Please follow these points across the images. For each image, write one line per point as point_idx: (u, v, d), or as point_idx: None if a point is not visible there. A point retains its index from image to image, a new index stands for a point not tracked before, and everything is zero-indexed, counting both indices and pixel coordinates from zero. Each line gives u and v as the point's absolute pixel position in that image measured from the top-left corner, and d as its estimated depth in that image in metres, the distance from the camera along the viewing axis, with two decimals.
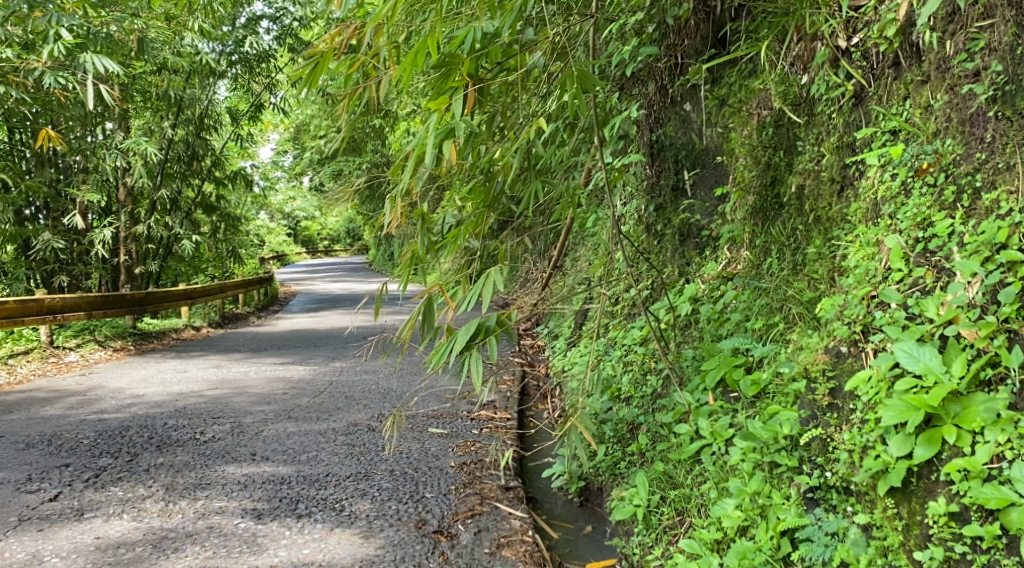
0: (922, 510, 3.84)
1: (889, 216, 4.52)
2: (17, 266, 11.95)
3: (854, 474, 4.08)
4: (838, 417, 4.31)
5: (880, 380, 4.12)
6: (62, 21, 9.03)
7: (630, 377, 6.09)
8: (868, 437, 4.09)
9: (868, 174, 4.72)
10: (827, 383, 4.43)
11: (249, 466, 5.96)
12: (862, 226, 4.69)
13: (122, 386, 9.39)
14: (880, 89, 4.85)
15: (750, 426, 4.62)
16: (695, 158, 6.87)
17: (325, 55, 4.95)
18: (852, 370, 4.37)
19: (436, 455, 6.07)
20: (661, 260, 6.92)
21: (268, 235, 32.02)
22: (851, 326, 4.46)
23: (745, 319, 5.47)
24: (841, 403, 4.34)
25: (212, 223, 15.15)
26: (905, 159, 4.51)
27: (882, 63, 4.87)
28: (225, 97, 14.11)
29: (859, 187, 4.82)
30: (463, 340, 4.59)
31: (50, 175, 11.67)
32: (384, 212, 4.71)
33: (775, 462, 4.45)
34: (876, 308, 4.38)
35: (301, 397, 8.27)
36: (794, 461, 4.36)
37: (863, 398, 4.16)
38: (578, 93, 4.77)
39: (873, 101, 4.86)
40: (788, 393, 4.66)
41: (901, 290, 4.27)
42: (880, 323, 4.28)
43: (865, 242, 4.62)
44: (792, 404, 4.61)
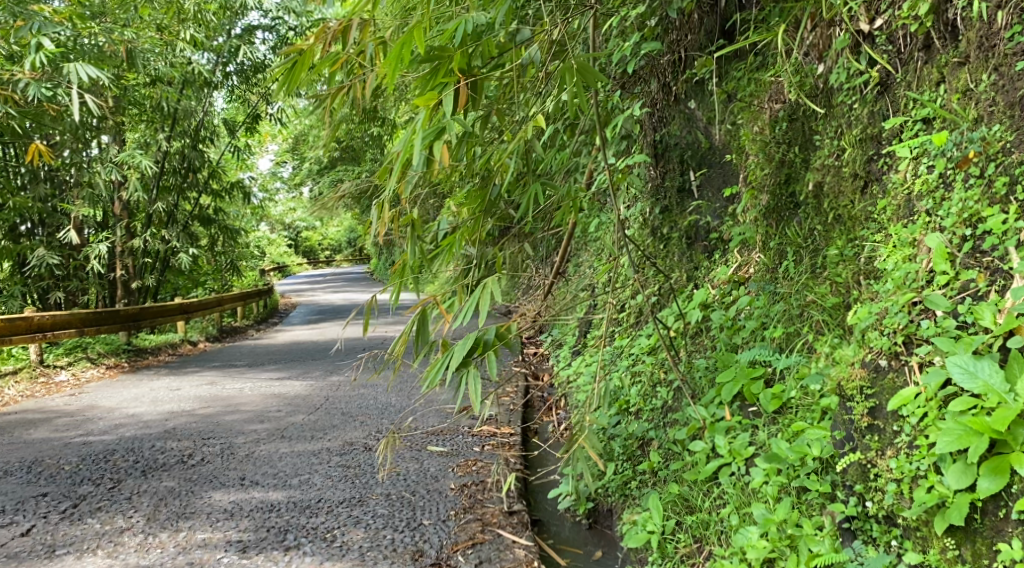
0: (990, 553, 3.51)
1: (927, 213, 4.21)
2: (12, 283, 11.65)
3: (904, 508, 3.75)
4: (879, 440, 3.97)
5: (930, 399, 3.80)
6: (42, 30, 8.68)
7: (640, 389, 5.76)
8: (918, 465, 3.75)
9: (900, 168, 4.42)
10: (867, 402, 4.07)
11: (237, 491, 5.64)
12: (894, 225, 4.38)
13: (112, 407, 9.03)
14: (909, 74, 4.54)
15: (774, 446, 4.28)
16: (702, 157, 6.54)
17: (305, 54, 4.52)
18: (893, 387, 4.01)
19: (434, 476, 5.74)
20: (669, 266, 6.57)
21: (268, 245, 31.66)
22: (889, 335, 4.11)
23: (761, 327, 5.14)
24: (882, 424, 3.98)
25: (209, 234, 14.77)
26: (947, 148, 4.19)
27: (911, 46, 4.56)
28: (221, 108, 13.74)
29: (887, 182, 4.51)
30: (460, 356, 4.27)
31: (44, 192, 11.25)
32: (369, 220, 4.45)
33: (804, 486, 4.13)
34: (921, 317, 4.03)
35: (297, 414, 7.93)
36: (826, 486, 4.04)
37: (911, 420, 3.82)
38: (579, 89, 4.43)
39: (902, 88, 4.55)
40: (814, 409, 4.33)
41: (948, 296, 3.95)
42: (928, 334, 3.93)
43: (898, 243, 4.30)
44: (820, 421, 4.28)
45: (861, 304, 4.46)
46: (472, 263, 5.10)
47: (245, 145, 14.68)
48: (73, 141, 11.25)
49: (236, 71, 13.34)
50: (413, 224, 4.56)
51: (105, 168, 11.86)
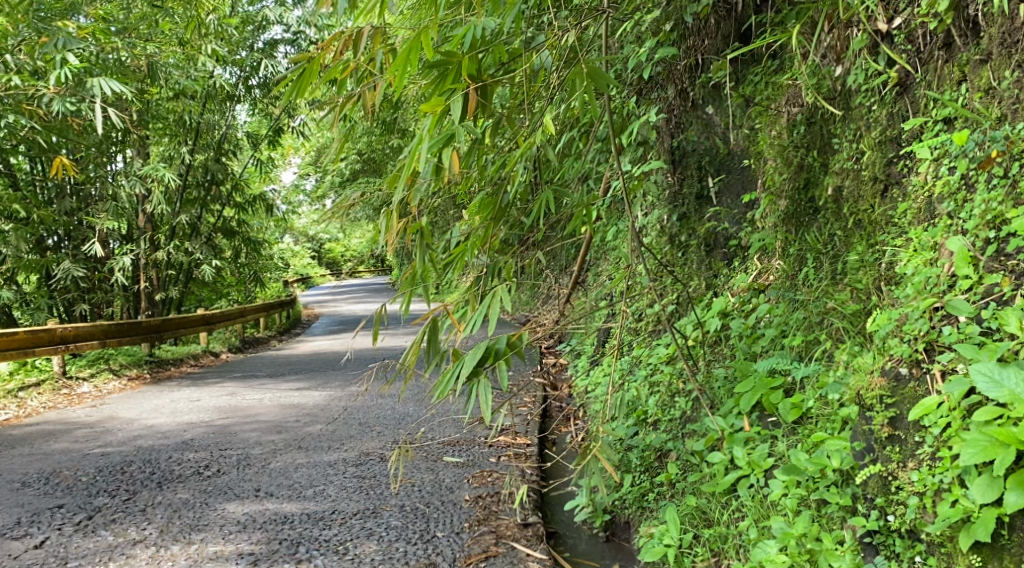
0: None
1: (949, 216, 4.10)
2: (40, 295, 11.69)
3: (927, 524, 3.64)
4: (900, 451, 3.85)
5: (953, 409, 3.70)
6: (67, 46, 8.79)
7: (658, 400, 5.68)
8: (942, 479, 3.64)
9: (920, 170, 4.31)
10: (886, 412, 3.95)
11: (251, 502, 5.59)
12: (915, 228, 4.27)
13: (132, 418, 9.01)
14: (929, 73, 4.42)
15: (793, 457, 4.16)
16: (720, 163, 6.48)
17: (313, 61, 4.57)
18: (915, 396, 3.90)
19: (450, 487, 5.67)
20: (687, 273, 6.48)
21: (293, 257, 31.74)
22: (909, 343, 4.01)
23: (781, 335, 5.03)
24: (903, 435, 3.87)
25: (233, 246, 14.68)
26: (969, 148, 4.06)
27: (931, 45, 4.43)
28: (245, 121, 13.75)
29: (908, 184, 4.41)
30: (470, 365, 4.21)
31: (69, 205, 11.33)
32: (379, 227, 4.42)
33: (824, 499, 4.02)
34: (942, 323, 3.92)
35: (314, 424, 7.88)
36: (847, 500, 3.93)
37: (933, 431, 3.72)
38: (590, 94, 4.34)
39: (923, 88, 4.44)
40: (835, 419, 4.22)
41: (972, 301, 3.84)
42: (950, 341, 3.83)
43: (919, 247, 4.20)
44: (841, 431, 4.16)
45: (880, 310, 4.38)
46: (484, 271, 5.04)
47: (268, 157, 14.70)
48: (98, 154, 11.31)
49: (259, 85, 13.16)
50: (422, 232, 4.51)
51: (129, 181, 11.90)
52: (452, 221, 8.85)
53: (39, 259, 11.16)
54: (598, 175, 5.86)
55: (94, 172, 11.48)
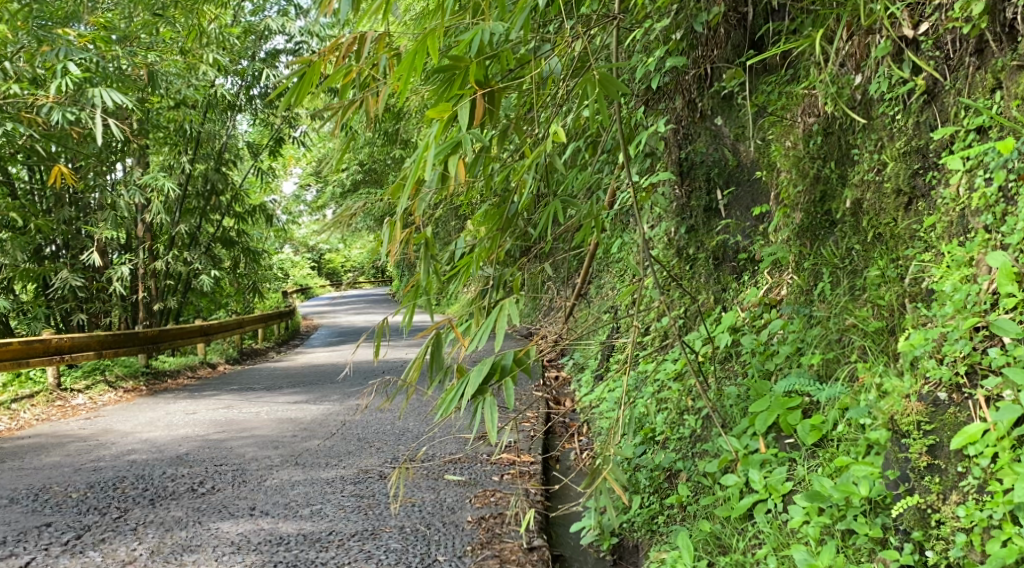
0: None
1: (987, 230, 3.92)
2: (37, 304, 11.60)
3: (976, 563, 3.47)
4: (939, 481, 3.70)
5: (1001, 438, 3.55)
6: (69, 55, 8.66)
7: (666, 418, 5.53)
8: (991, 514, 3.48)
9: (952, 183, 4.14)
10: (925, 440, 3.79)
11: (246, 522, 5.41)
12: (948, 243, 4.10)
13: (126, 431, 8.82)
14: (959, 81, 4.28)
15: (817, 484, 3.95)
16: (729, 175, 6.32)
17: (313, 67, 4.39)
18: (956, 423, 3.75)
19: (451, 508, 5.49)
20: (695, 288, 6.31)
21: (292, 267, 31.54)
22: (949, 365, 3.85)
23: (796, 352, 4.86)
24: (944, 465, 3.72)
25: (233, 257, 14.47)
26: (1011, 158, 3.87)
27: (960, 51, 4.30)
28: (246, 131, 13.58)
29: (937, 198, 4.25)
30: (476, 383, 4.04)
31: (69, 214, 11.20)
32: (382, 238, 4.26)
33: (850, 529, 3.83)
34: (988, 345, 3.77)
35: (312, 439, 7.70)
36: (877, 531, 3.74)
37: (982, 463, 3.55)
38: (600, 103, 4.18)
39: (952, 96, 4.29)
40: (858, 443, 4.04)
41: (1017, 320, 3.68)
42: (996, 365, 3.67)
43: (953, 263, 4.02)
44: (866, 457, 3.98)
45: (905, 329, 4.23)
46: (489, 284, 4.88)
47: (269, 168, 14.52)
48: (98, 163, 11.15)
49: (260, 95, 12.99)
50: (426, 243, 4.34)
51: (129, 191, 11.72)
52: (455, 233, 8.69)
53: (37, 268, 11.06)
54: (605, 185, 5.70)
55: (94, 181, 11.32)
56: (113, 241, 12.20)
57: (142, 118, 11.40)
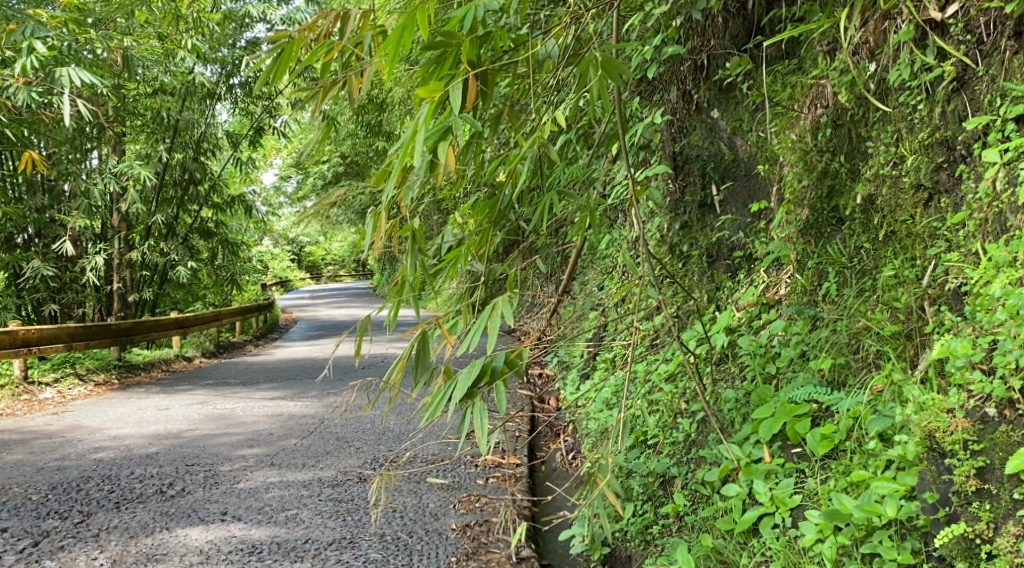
0: None
1: None
2: (7, 296, 11.20)
3: None
4: (989, 509, 3.44)
5: None
6: (36, 33, 8.22)
7: (658, 420, 5.30)
8: None
9: (985, 177, 3.89)
10: (973, 461, 3.52)
11: (216, 528, 5.13)
12: (987, 243, 3.83)
13: (95, 427, 8.48)
14: (992, 67, 4.00)
15: (836, 500, 3.72)
16: (724, 170, 6.01)
17: (292, 43, 4.08)
18: (1006, 442, 3.48)
19: (434, 514, 5.24)
20: (688, 286, 6.04)
21: (272, 259, 31.08)
22: (999, 378, 3.56)
23: (800, 356, 4.60)
24: (994, 490, 3.45)
25: (210, 248, 14.08)
26: None
27: (994, 36, 4.02)
28: (225, 121, 13.17)
29: (969, 194, 3.99)
30: (463, 386, 3.78)
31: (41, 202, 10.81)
32: (365, 227, 3.99)
33: (874, 552, 3.59)
34: None
35: (289, 438, 7.39)
36: (907, 557, 3.50)
37: None
38: (601, 88, 3.91)
39: (985, 83, 4.02)
40: (878, 458, 3.81)
41: None
42: None
43: (993, 265, 3.75)
44: (886, 471, 3.76)
45: (926, 335, 4.04)
46: (479, 280, 4.61)
47: (248, 158, 14.14)
48: (72, 150, 10.73)
49: (240, 84, 12.59)
50: (413, 236, 4.08)
51: (103, 179, 11.32)
52: (440, 225, 8.39)
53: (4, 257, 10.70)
54: (599, 177, 5.43)
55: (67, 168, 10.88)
56: (86, 230, 11.81)
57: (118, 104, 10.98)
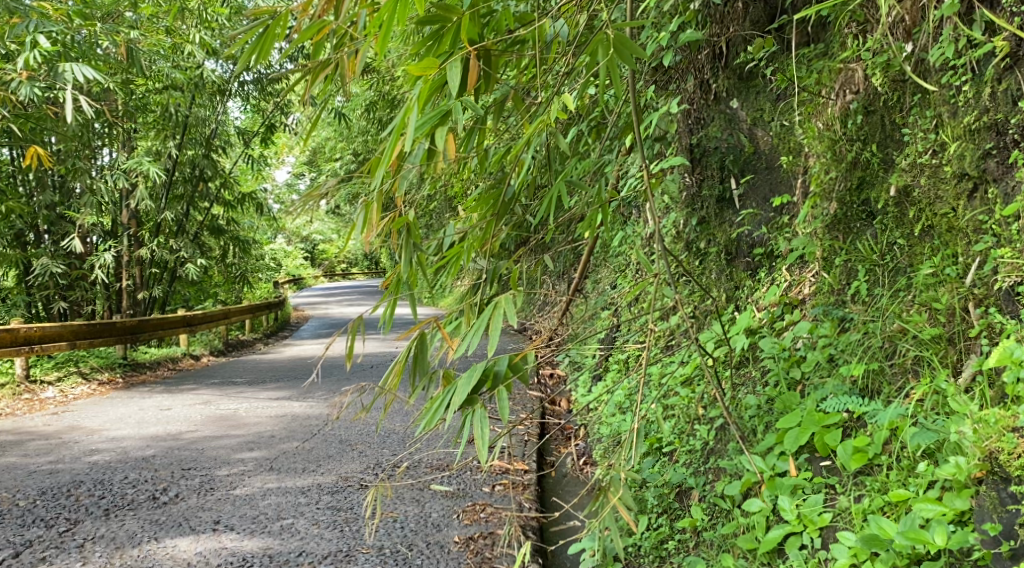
0: None
1: None
2: (15, 292, 11.12)
3: None
4: None
5: None
6: (40, 28, 7.92)
7: (675, 427, 5.02)
8: None
9: None
10: None
11: (206, 539, 4.88)
12: None
13: (95, 428, 8.23)
14: None
15: (878, 523, 3.43)
16: (745, 163, 5.73)
17: (269, 29, 3.93)
18: None
19: (436, 525, 4.98)
20: (705, 285, 5.74)
21: (285, 257, 30.88)
22: None
23: (827, 359, 4.28)
24: None
25: (222, 246, 13.80)
26: None
27: None
28: (237, 117, 12.82)
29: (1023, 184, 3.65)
30: (463, 393, 3.50)
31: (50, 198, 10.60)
32: (355, 221, 3.69)
33: None
34: None
35: (291, 441, 7.13)
36: None
37: None
38: (610, 75, 3.61)
39: None
40: (919, 475, 3.51)
41: None
42: None
43: None
44: (929, 491, 3.45)
45: (971, 340, 3.75)
46: (483, 276, 4.34)
47: (260, 155, 13.83)
48: (80, 147, 10.42)
49: (253, 81, 12.11)
50: (408, 228, 3.82)
51: (112, 176, 11.04)
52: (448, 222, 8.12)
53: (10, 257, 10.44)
54: (614, 171, 5.14)
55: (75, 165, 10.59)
56: (95, 227, 11.54)
57: (127, 100, 10.67)
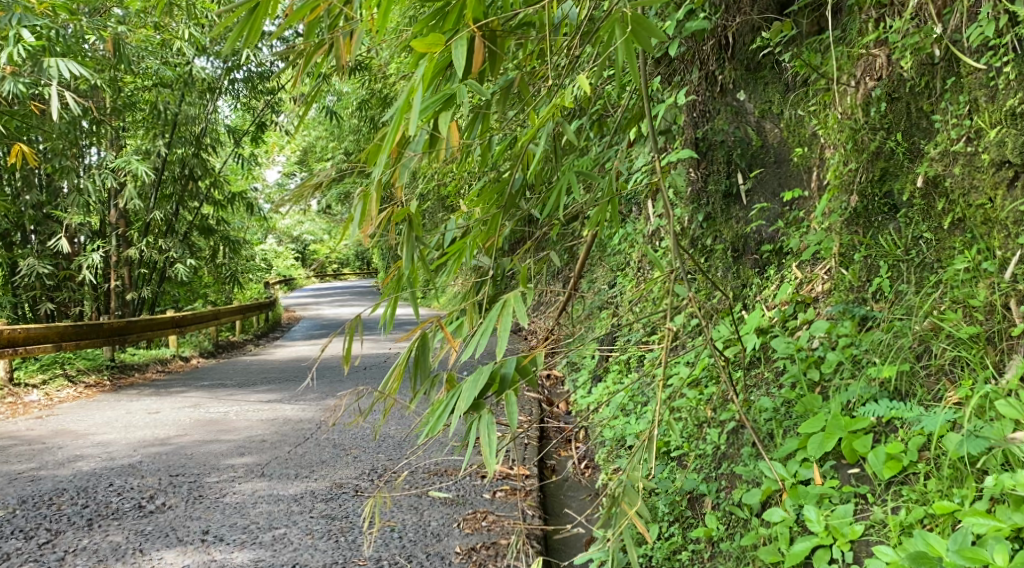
0: None
1: None
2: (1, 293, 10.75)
3: None
4: None
5: None
6: (23, 21, 7.61)
7: (683, 431, 4.80)
8: None
9: None
10: None
11: (194, 551, 4.67)
12: None
13: (79, 432, 7.96)
14: None
15: (927, 538, 3.19)
16: (752, 157, 5.50)
17: (259, 8, 3.73)
18: None
19: (436, 534, 4.76)
20: (711, 282, 5.53)
21: (276, 258, 30.57)
22: None
23: (849, 359, 4.08)
24: None
25: (212, 247, 13.53)
26: None
27: None
28: (227, 116, 12.43)
29: None
30: (469, 397, 3.28)
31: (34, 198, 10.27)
32: (353, 214, 3.47)
33: None
34: None
35: (283, 445, 6.89)
36: None
37: None
38: (627, 54, 3.42)
39: None
40: (966, 486, 3.31)
41: None
42: None
43: None
44: (976, 503, 3.26)
45: (1014, 339, 3.60)
46: (487, 274, 4.14)
47: (251, 155, 13.54)
48: (67, 145, 10.11)
49: (243, 79, 11.78)
50: (410, 222, 3.60)
51: (100, 175, 10.73)
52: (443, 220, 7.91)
53: None
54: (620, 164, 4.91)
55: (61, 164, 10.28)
56: (82, 226, 11.25)
57: (115, 98, 10.36)
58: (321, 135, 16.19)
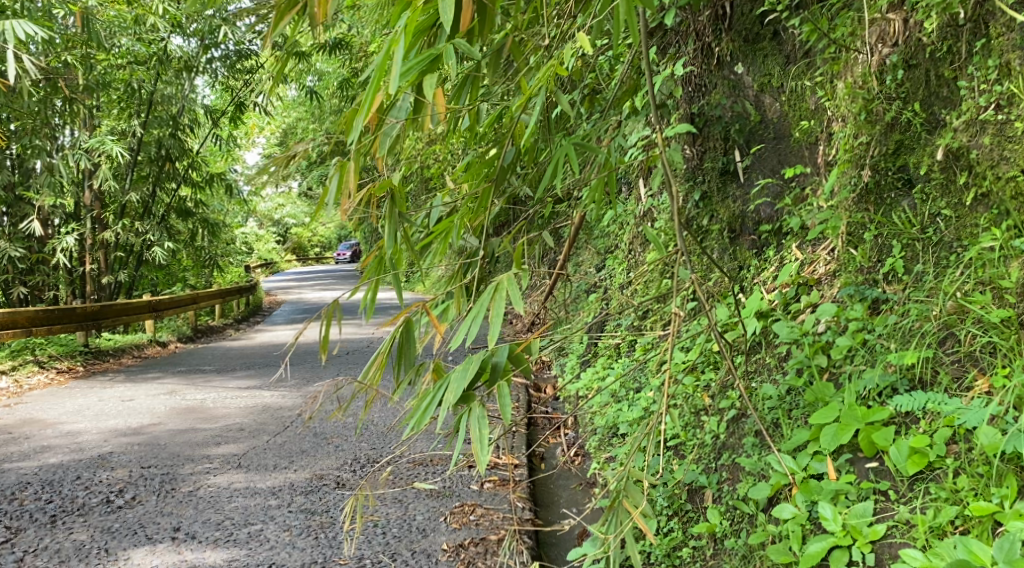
0: None
1: None
2: None
3: None
4: None
5: None
6: None
7: (681, 419, 4.55)
8: None
9: None
10: None
11: (164, 550, 4.41)
12: None
13: (48, 421, 7.65)
14: None
15: (971, 543, 3.00)
16: (750, 133, 5.24)
17: None
18: None
19: (422, 530, 4.51)
20: (707, 264, 5.27)
21: (258, 243, 30.09)
22: None
23: (860, 345, 3.86)
24: None
25: (190, 229, 13.14)
26: None
27: None
28: (207, 96, 12.01)
29: None
30: (458, 389, 3.02)
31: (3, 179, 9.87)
32: (330, 187, 3.20)
33: None
34: None
35: (262, 434, 6.60)
36: None
37: None
38: (629, 14, 3.17)
39: None
40: (1004, 483, 3.13)
41: None
42: None
43: None
44: (1016, 503, 3.07)
45: None
46: (475, 256, 3.89)
47: (230, 135, 13.14)
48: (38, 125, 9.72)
49: (221, 57, 11.38)
50: (392, 197, 3.34)
51: (74, 155, 10.33)
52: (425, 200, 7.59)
53: None
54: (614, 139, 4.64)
55: (34, 144, 9.86)
56: (55, 209, 10.87)
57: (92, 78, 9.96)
58: (302, 116, 15.79)
